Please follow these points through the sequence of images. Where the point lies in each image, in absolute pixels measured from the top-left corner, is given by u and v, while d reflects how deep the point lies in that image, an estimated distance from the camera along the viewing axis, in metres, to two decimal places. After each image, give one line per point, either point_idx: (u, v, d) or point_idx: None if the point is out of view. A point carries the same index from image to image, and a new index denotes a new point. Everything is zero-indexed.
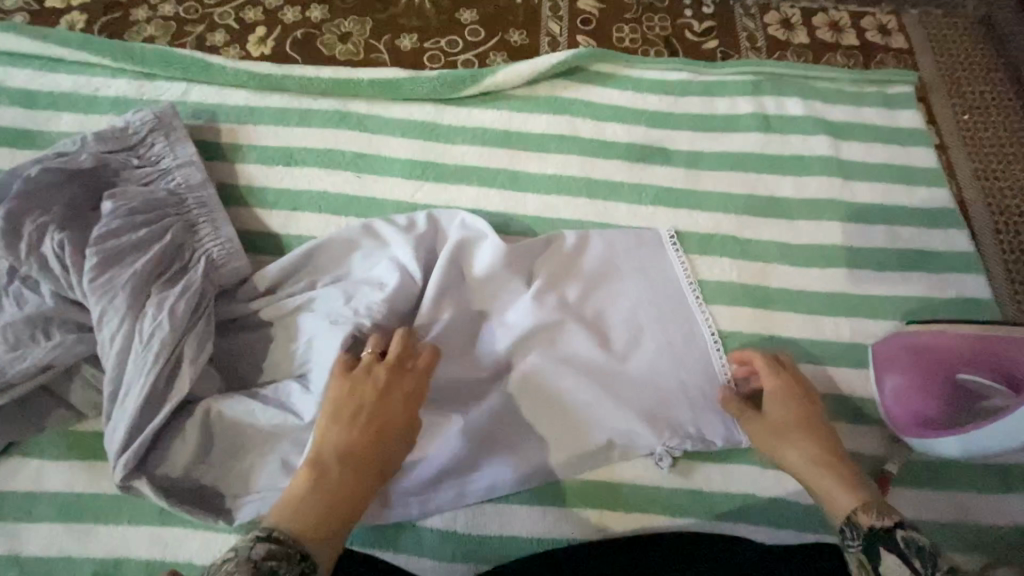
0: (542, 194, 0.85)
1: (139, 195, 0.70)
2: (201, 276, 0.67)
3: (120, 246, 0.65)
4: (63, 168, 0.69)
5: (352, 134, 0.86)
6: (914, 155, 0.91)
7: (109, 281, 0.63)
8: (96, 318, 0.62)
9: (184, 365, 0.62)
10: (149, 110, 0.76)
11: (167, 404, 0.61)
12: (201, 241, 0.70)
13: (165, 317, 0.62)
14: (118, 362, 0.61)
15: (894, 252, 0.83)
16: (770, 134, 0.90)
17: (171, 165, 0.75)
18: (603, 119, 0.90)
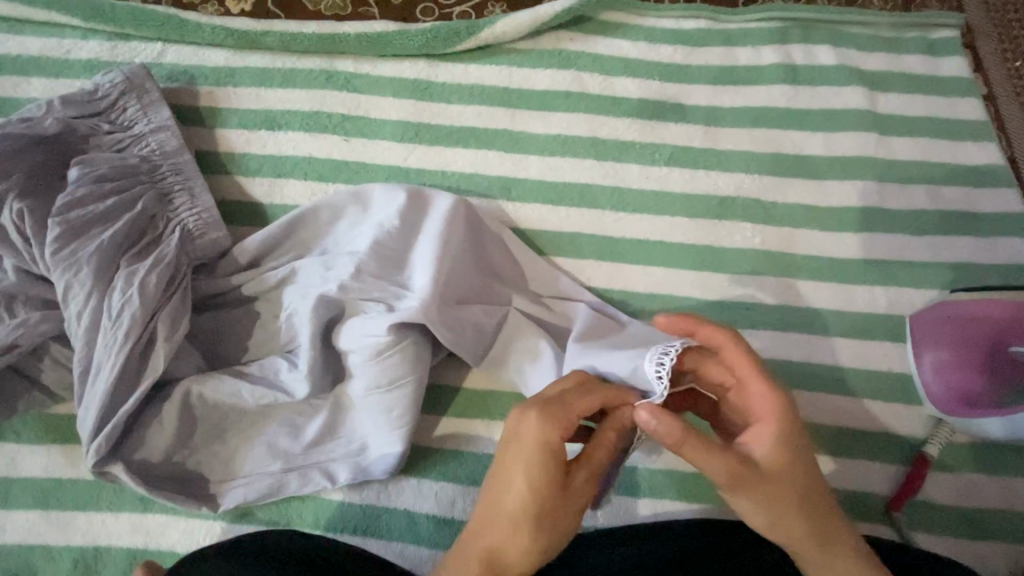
0: (545, 156, 0.78)
1: (107, 161, 0.65)
2: (175, 248, 0.61)
3: (85, 216, 0.60)
4: (25, 133, 0.64)
5: (339, 95, 0.80)
6: (959, 107, 0.82)
7: (74, 254, 0.58)
8: (61, 294, 0.57)
9: (157, 344, 0.57)
10: (119, 71, 0.71)
11: (141, 385, 0.57)
12: (176, 211, 0.65)
13: (135, 293, 0.57)
14: (86, 340, 0.56)
15: (937, 214, 0.75)
16: (797, 86, 0.82)
17: (144, 130, 0.69)
18: (613, 74, 0.82)
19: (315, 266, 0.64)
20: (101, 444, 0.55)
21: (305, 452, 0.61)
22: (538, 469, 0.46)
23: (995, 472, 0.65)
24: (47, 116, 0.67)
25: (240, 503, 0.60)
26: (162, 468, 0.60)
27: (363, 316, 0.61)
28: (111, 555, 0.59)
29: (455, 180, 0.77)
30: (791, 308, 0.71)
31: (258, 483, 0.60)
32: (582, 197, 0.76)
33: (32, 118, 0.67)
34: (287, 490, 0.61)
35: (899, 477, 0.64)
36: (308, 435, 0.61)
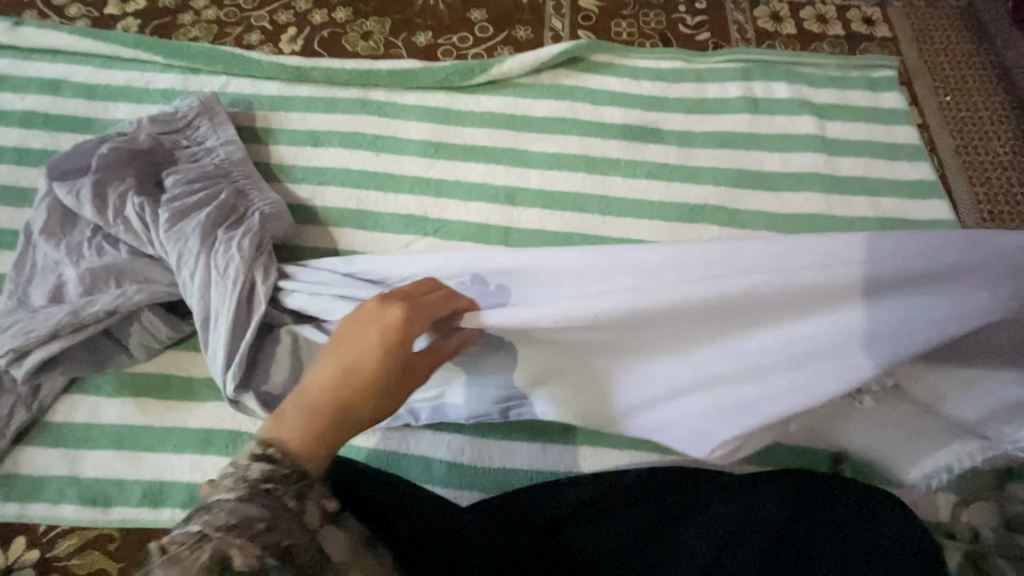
0: (544, 169, 0.92)
1: (192, 168, 0.80)
2: (256, 222, 0.75)
3: (187, 204, 0.75)
4: (126, 147, 0.79)
5: (372, 118, 0.96)
6: (896, 132, 0.96)
7: (180, 232, 0.72)
8: (176, 262, 0.71)
9: (256, 293, 0.71)
10: (194, 97, 0.86)
11: (249, 324, 0.69)
12: (254, 199, 0.79)
13: (234, 253, 0.71)
14: (203, 295, 0.70)
15: (876, 221, 0.88)
16: (757, 115, 0.97)
17: (215, 144, 0.84)
18: (602, 104, 0.98)
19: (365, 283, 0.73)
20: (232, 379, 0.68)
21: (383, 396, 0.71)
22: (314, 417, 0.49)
23: None
24: (140, 132, 0.82)
25: None
26: (283, 400, 0.71)
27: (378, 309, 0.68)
28: (174, 488, 0.70)
29: (469, 188, 0.91)
30: None
31: None
32: (575, 203, 0.90)
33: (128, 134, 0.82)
34: None
35: None
36: None
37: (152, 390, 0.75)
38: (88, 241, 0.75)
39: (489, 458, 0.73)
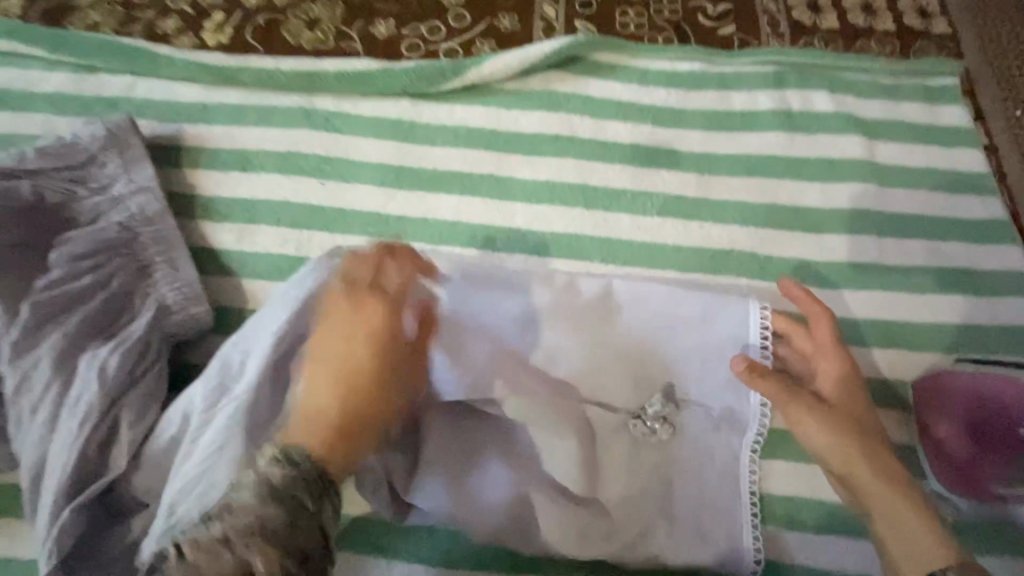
0: (532, 204, 0.74)
1: (87, 236, 0.62)
2: (146, 325, 0.57)
3: (55, 298, 0.56)
4: (1, 200, 0.62)
5: (319, 134, 0.76)
6: (958, 157, 0.79)
7: (36, 341, 0.54)
8: (12, 387, 0.52)
9: (122, 431, 0.52)
10: (102, 124, 0.69)
11: (91, 491, 0.50)
12: (155, 286, 0.61)
13: (95, 375, 0.53)
14: (43, 439, 0.51)
15: (937, 272, 0.73)
16: (793, 133, 0.79)
17: (124, 193, 0.67)
18: (604, 117, 0.79)
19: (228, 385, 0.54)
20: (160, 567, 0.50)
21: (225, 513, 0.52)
22: (347, 389, 0.48)
23: (1005, 553, 0.60)
24: (28, 175, 0.65)
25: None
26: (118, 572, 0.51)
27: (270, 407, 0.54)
28: None
29: (438, 227, 0.73)
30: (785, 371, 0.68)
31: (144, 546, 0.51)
32: (570, 247, 0.73)
33: (10, 171, 0.65)
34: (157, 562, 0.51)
35: None
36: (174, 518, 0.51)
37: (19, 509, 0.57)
38: None
39: None
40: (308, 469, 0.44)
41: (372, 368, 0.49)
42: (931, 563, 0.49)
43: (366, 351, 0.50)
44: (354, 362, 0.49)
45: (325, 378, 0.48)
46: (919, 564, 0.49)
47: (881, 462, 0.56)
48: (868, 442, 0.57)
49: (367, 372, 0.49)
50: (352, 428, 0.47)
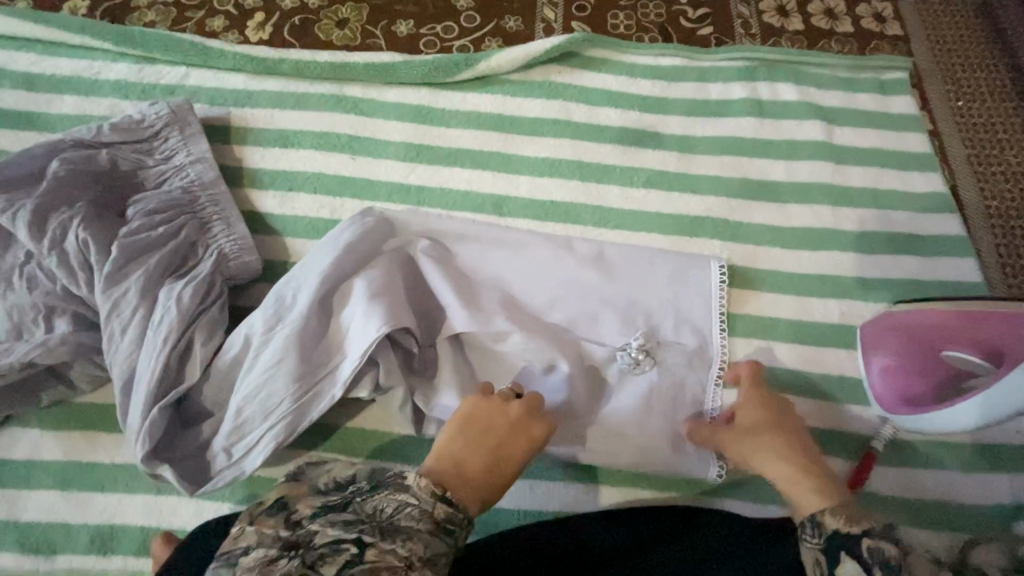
0: (534, 177, 0.85)
1: (156, 196, 0.73)
2: (209, 269, 0.69)
3: (136, 244, 0.68)
4: (83, 165, 0.72)
5: (348, 117, 0.87)
6: (906, 140, 0.91)
7: (123, 276, 0.66)
8: (107, 311, 0.65)
9: (194, 348, 0.65)
10: (165, 104, 0.79)
11: (171, 393, 0.63)
12: (214, 237, 0.73)
13: (172, 304, 0.65)
14: (130, 352, 0.64)
15: (885, 236, 0.84)
16: (762, 119, 0.91)
17: (184, 162, 0.77)
18: (597, 104, 0.91)
19: (289, 313, 0.66)
20: (231, 455, 0.63)
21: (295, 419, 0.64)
22: (478, 468, 0.56)
23: (935, 467, 0.71)
24: (102, 144, 0.76)
25: (214, 487, 0.63)
26: (194, 459, 0.64)
27: (322, 333, 0.66)
28: (126, 532, 0.64)
29: (453, 196, 0.84)
30: (752, 318, 0.78)
31: (219, 442, 0.63)
32: (567, 213, 0.84)
33: (86, 141, 0.75)
34: (237, 455, 0.63)
35: (846, 470, 0.72)
36: (246, 416, 0.63)
37: (101, 423, 0.68)
38: (18, 269, 0.67)
39: None
40: (463, 509, 0.52)
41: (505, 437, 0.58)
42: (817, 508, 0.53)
43: (508, 437, 0.59)
44: (494, 437, 0.58)
45: (446, 453, 0.56)
46: (802, 511, 0.55)
47: (778, 444, 0.61)
48: (775, 431, 0.63)
49: (514, 449, 0.58)
50: (475, 494, 0.54)
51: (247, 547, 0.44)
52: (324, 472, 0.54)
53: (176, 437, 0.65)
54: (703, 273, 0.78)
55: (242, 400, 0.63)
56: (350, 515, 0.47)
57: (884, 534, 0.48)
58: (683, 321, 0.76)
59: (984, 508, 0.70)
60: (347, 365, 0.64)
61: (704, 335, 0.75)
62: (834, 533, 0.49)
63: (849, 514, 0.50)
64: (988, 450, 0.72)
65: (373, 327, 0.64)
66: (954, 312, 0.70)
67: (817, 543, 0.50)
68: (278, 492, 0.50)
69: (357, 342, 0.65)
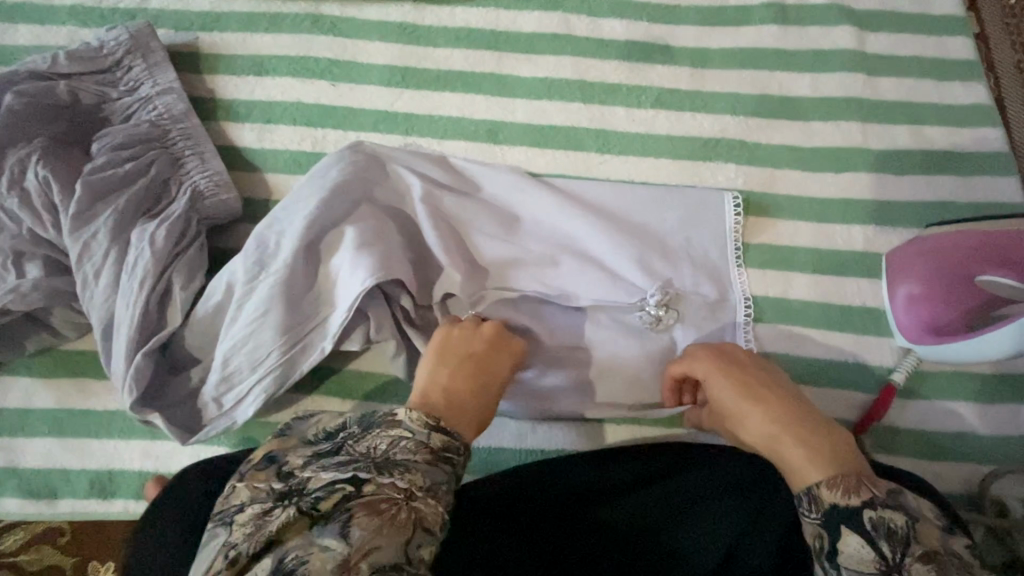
0: (531, 100, 0.78)
1: (122, 130, 0.68)
2: (183, 208, 0.65)
3: (102, 182, 0.64)
4: (40, 99, 0.67)
5: (326, 39, 0.80)
6: (949, 46, 0.81)
7: (92, 217, 0.63)
8: (78, 254, 0.62)
9: (173, 293, 0.62)
10: (124, 29, 0.71)
11: (154, 338, 0.61)
12: (188, 174, 0.68)
13: (146, 246, 0.62)
14: (107, 296, 0.61)
15: (918, 155, 0.76)
16: (786, 26, 0.81)
17: (150, 93, 0.71)
18: (601, 15, 0.81)
19: (272, 262, 0.61)
20: (222, 405, 0.62)
21: (285, 371, 0.61)
22: (462, 393, 0.53)
23: (959, 399, 0.68)
24: (57, 74, 0.69)
25: (210, 436, 0.62)
26: (182, 404, 0.62)
27: (310, 281, 0.63)
28: (124, 477, 0.64)
29: (443, 124, 0.77)
30: (769, 247, 0.73)
31: (208, 391, 0.61)
32: (568, 140, 0.77)
33: (41, 72, 0.69)
34: (227, 406, 0.61)
35: (863, 404, 0.68)
36: (233, 366, 0.61)
37: (90, 370, 0.66)
38: None
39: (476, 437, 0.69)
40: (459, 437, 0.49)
41: (482, 358, 0.57)
42: (813, 477, 0.48)
43: (492, 356, 0.58)
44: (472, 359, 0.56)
45: (429, 383, 0.54)
46: (798, 479, 0.49)
47: (765, 401, 0.55)
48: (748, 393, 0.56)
49: (499, 369, 0.57)
50: (463, 417, 0.52)
51: (244, 504, 0.44)
52: (314, 422, 0.50)
53: (163, 383, 0.63)
54: (717, 205, 0.72)
55: (229, 351, 0.61)
56: (343, 456, 0.45)
57: (888, 502, 0.46)
58: (695, 255, 0.71)
59: (1008, 439, 0.67)
60: (337, 314, 0.61)
61: (717, 273, 0.71)
62: (834, 507, 0.46)
63: (848, 484, 0.46)
64: (1015, 380, 0.68)
65: (361, 275, 0.60)
66: (985, 232, 0.66)
67: (816, 518, 0.46)
68: (266, 448, 0.48)
69: (347, 291, 0.61)
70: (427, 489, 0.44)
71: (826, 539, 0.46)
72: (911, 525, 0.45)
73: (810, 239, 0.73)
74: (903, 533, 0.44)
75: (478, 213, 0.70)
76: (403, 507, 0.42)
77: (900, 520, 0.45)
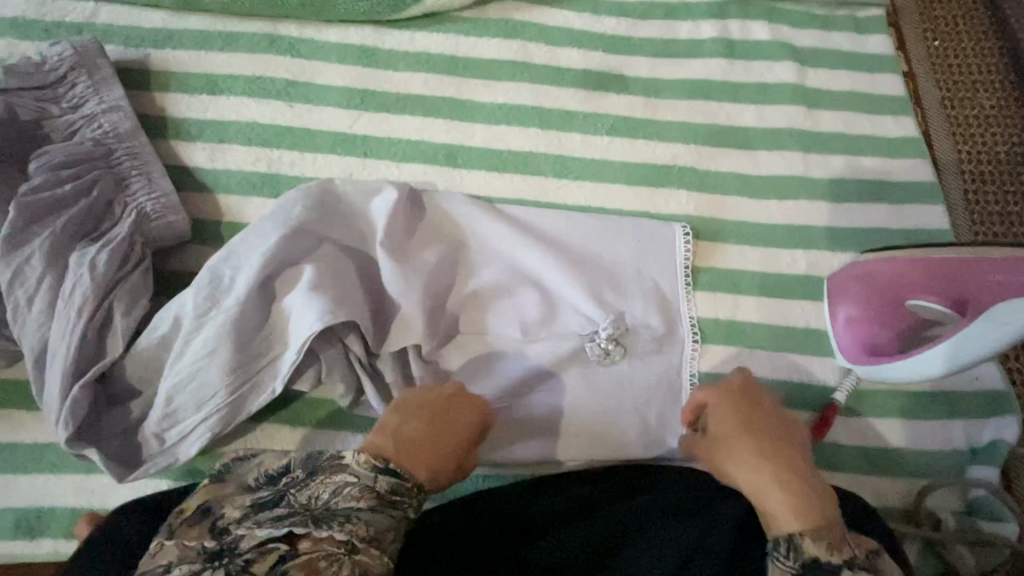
0: (489, 124, 0.79)
1: (63, 148, 0.65)
2: (127, 231, 0.63)
3: (38, 203, 0.61)
4: None
5: (283, 60, 0.79)
6: (881, 82, 0.86)
7: (27, 240, 0.60)
8: (9, 279, 0.59)
9: (114, 321, 0.60)
10: (68, 44, 0.69)
11: (91, 370, 0.58)
12: (134, 195, 0.66)
13: (85, 271, 0.59)
14: (41, 324, 0.58)
15: (856, 183, 0.81)
16: (732, 60, 0.85)
17: (96, 110, 0.69)
18: (558, 44, 0.83)
19: (224, 297, 0.60)
20: (164, 441, 0.59)
21: (234, 407, 0.60)
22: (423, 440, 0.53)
23: (896, 416, 0.71)
24: None
25: (150, 475, 0.59)
26: (120, 437, 0.60)
27: (262, 314, 0.61)
28: (54, 515, 0.60)
29: (402, 147, 0.77)
30: (718, 271, 0.76)
31: (149, 428, 0.59)
32: (526, 165, 0.78)
33: None
34: (168, 443, 0.59)
35: (808, 422, 0.71)
36: (176, 403, 0.58)
37: (19, 400, 0.62)
38: None
39: None
40: (409, 477, 0.50)
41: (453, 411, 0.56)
42: (796, 527, 0.49)
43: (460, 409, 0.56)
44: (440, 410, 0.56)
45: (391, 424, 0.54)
46: (779, 526, 0.50)
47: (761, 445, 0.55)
48: (751, 424, 0.57)
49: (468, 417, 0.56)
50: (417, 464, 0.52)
51: (172, 564, 0.43)
52: (254, 467, 0.51)
53: (100, 414, 0.60)
54: (668, 233, 0.75)
55: (173, 389, 0.58)
56: (282, 509, 0.46)
57: (863, 564, 0.48)
58: (647, 279, 0.73)
59: (942, 453, 0.70)
60: (289, 351, 0.60)
61: (667, 304, 0.73)
62: (815, 561, 0.48)
63: (832, 541, 0.48)
64: (947, 396, 0.72)
65: (315, 314, 0.59)
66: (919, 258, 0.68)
67: (790, 566, 0.48)
68: (200, 497, 0.48)
69: (299, 325, 0.60)
70: (370, 537, 0.45)
71: None
72: None
73: (757, 262, 0.76)
74: None
75: (436, 242, 0.70)
76: (344, 563, 0.43)
77: None
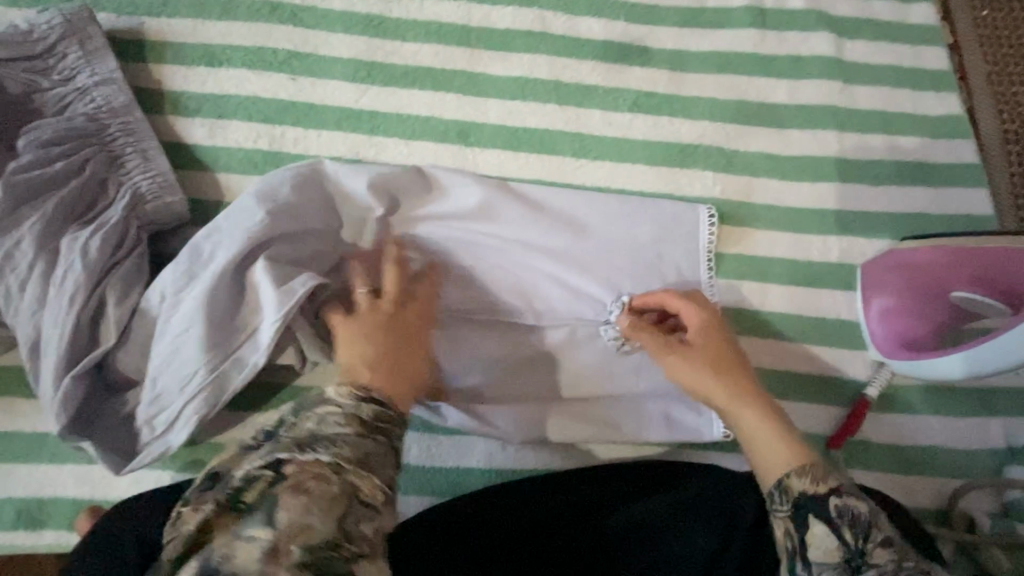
0: (503, 100, 0.75)
1: (54, 124, 0.62)
2: (122, 214, 0.60)
3: (28, 183, 0.58)
4: None
5: (285, 29, 0.74)
6: (924, 56, 0.80)
7: (18, 222, 0.57)
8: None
9: (108, 308, 0.57)
10: (56, 11, 0.64)
11: (84, 360, 0.56)
12: (129, 175, 0.62)
13: (78, 256, 0.57)
14: (33, 310, 0.56)
15: (894, 165, 0.76)
16: (764, 31, 0.79)
17: (87, 83, 0.64)
18: (577, 13, 0.78)
19: (204, 274, 0.57)
20: (155, 428, 0.56)
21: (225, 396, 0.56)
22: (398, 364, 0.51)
23: (930, 413, 0.68)
24: None
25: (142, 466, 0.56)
26: (114, 428, 0.57)
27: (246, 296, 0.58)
28: (55, 506, 0.58)
29: (411, 124, 0.73)
30: (745, 258, 0.71)
31: (140, 416, 0.56)
32: (542, 143, 0.74)
33: None
34: (158, 432, 0.56)
35: (836, 417, 0.68)
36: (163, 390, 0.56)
37: (16, 388, 0.60)
38: None
39: (443, 458, 0.66)
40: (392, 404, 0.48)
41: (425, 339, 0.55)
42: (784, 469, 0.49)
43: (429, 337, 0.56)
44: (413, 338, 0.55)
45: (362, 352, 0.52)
46: (768, 472, 0.50)
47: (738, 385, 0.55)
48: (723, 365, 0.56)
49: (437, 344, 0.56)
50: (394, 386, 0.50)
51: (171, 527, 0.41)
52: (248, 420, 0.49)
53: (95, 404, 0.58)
54: (693, 218, 0.70)
55: (161, 372, 0.56)
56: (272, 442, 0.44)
57: (851, 491, 0.47)
58: (669, 267, 0.69)
59: (976, 451, 0.67)
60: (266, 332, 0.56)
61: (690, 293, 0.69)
62: (805, 497, 0.47)
63: (817, 473, 0.48)
64: (985, 392, 0.68)
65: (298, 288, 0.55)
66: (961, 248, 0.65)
67: (786, 511, 0.47)
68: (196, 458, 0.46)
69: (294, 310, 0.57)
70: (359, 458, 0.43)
71: (795, 535, 0.46)
72: (873, 513, 0.46)
73: (786, 249, 0.72)
74: (865, 519, 0.45)
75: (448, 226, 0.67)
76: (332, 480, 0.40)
77: (861, 507, 0.46)
